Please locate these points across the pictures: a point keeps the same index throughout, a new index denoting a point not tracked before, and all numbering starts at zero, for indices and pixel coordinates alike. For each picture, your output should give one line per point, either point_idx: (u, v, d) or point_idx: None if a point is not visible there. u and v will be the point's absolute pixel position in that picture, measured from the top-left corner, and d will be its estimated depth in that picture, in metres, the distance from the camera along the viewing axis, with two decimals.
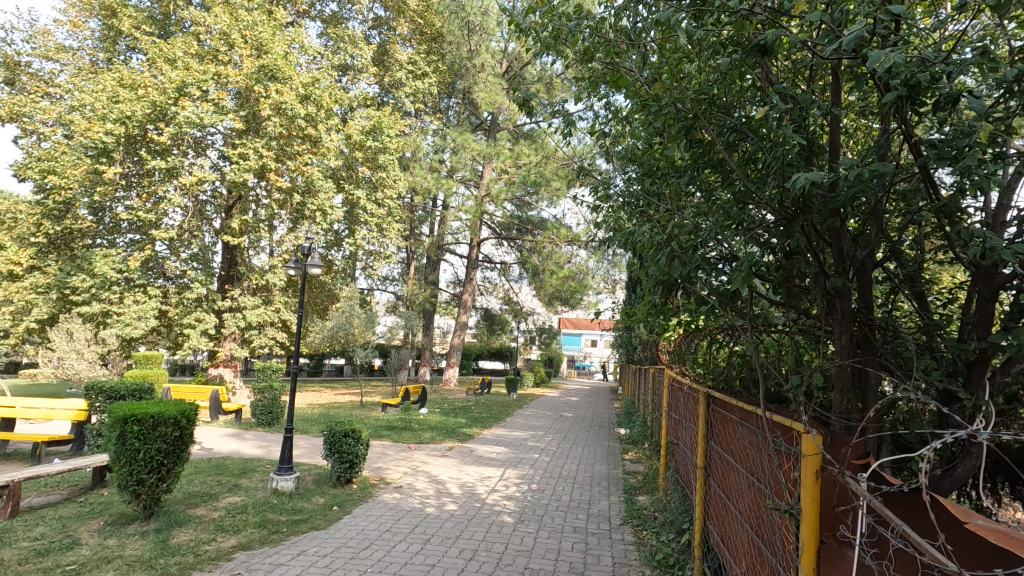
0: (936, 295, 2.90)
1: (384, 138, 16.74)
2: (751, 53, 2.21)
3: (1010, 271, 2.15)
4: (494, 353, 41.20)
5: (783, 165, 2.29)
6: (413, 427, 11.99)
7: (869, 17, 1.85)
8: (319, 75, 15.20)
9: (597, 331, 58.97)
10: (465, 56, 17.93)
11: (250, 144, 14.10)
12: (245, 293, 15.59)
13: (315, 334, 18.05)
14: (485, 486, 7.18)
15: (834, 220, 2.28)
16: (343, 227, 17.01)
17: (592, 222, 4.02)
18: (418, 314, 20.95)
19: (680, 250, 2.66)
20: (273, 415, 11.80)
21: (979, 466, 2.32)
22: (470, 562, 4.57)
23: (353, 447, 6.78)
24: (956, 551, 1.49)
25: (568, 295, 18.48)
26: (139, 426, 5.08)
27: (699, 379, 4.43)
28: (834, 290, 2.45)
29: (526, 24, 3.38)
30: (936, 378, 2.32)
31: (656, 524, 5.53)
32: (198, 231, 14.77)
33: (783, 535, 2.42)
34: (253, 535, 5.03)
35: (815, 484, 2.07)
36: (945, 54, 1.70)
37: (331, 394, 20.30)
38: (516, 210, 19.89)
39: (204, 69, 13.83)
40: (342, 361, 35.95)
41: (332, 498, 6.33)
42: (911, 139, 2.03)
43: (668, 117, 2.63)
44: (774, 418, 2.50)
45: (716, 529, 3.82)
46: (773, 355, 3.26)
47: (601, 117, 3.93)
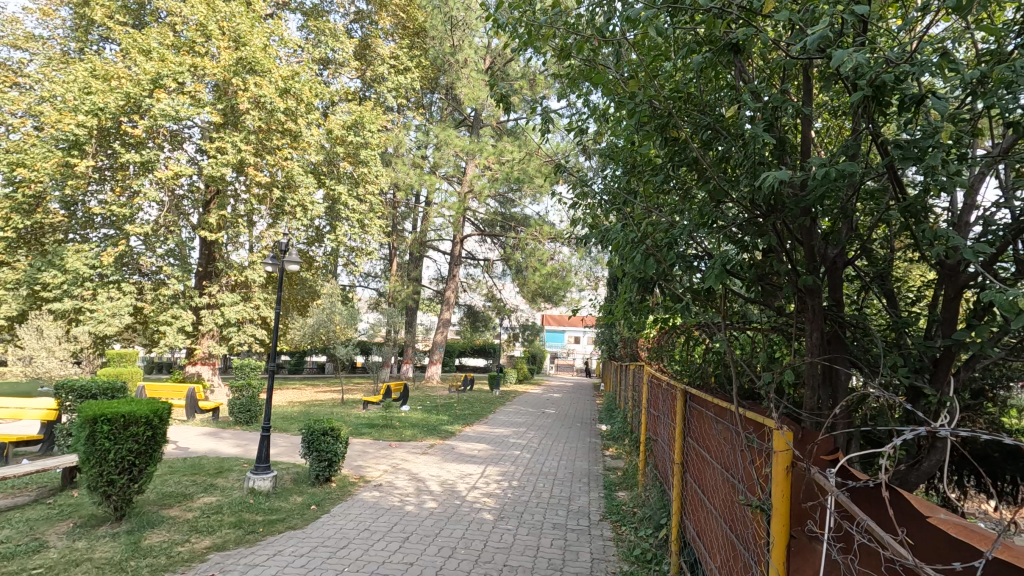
0: (906, 292, 2.96)
1: (365, 133, 16.63)
2: (724, 52, 2.22)
3: (974, 269, 2.21)
4: (478, 350, 41.12)
5: (754, 164, 2.31)
6: (395, 424, 11.92)
7: (835, 17, 1.86)
8: (299, 69, 14.99)
9: (581, 328, 59.20)
10: (448, 52, 17.79)
11: (228, 138, 13.81)
12: (224, 289, 15.34)
13: (296, 331, 17.80)
14: (465, 483, 7.17)
15: (804, 220, 2.32)
16: (324, 223, 16.87)
17: (571, 220, 3.98)
18: (401, 311, 20.81)
19: (656, 248, 2.65)
20: (252, 413, 11.65)
21: (944, 460, 2.40)
22: (449, 560, 4.55)
23: (331, 445, 6.70)
24: (915, 545, 1.51)
25: (551, 292, 18.47)
26: (110, 426, 4.95)
27: (678, 377, 4.47)
28: (806, 289, 2.49)
29: (503, 19, 3.31)
30: (903, 374, 2.38)
31: (635, 520, 5.58)
32: (174, 226, 14.49)
33: (755, 529, 2.46)
34: (228, 536, 4.96)
35: (786, 480, 2.11)
36: (910, 54, 1.70)
37: (312, 392, 20.03)
38: (499, 207, 19.85)
39: (181, 60, 13.54)
40: (323, 358, 35.60)
41: (310, 497, 6.25)
42: (880, 140, 2.05)
43: (644, 116, 2.63)
44: (747, 415, 2.55)
45: (693, 524, 3.85)
46: (747, 352, 3.30)
47: (580, 114, 3.89)
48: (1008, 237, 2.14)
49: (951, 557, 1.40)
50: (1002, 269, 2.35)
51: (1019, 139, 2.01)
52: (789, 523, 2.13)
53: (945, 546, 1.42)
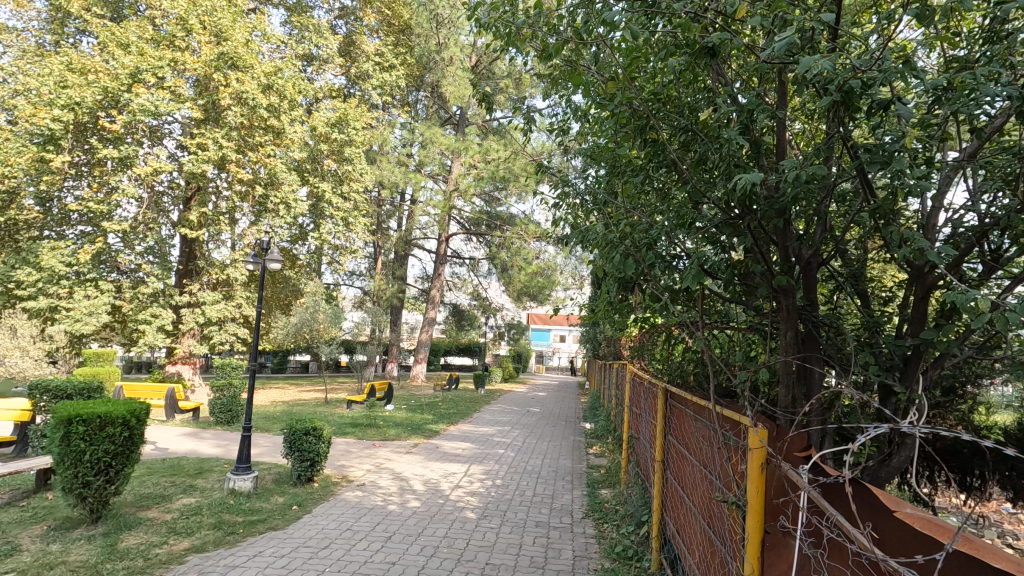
0: (878, 292, 3.02)
1: (350, 130, 16.48)
2: (701, 54, 2.24)
3: (943, 270, 2.26)
4: (463, 349, 40.97)
5: (729, 166, 2.36)
6: (379, 423, 11.85)
7: (805, 24, 1.90)
8: (282, 65, 14.81)
9: (566, 327, 59.48)
10: (433, 49, 17.71)
11: (209, 134, 13.59)
12: (205, 287, 15.11)
13: (278, 330, 17.61)
14: (449, 482, 7.16)
15: (778, 220, 2.37)
16: (307, 221, 16.72)
17: (553, 221, 3.99)
18: (385, 309, 20.69)
19: (635, 248, 2.69)
20: (233, 413, 11.50)
21: (913, 457, 2.47)
22: (431, 559, 4.55)
23: (313, 445, 6.65)
24: (880, 539, 1.56)
25: (536, 291, 18.41)
26: (85, 427, 4.87)
27: (659, 375, 4.52)
28: (780, 288, 2.54)
29: (485, 18, 3.30)
30: (874, 372, 2.44)
31: (617, 517, 5.63)
32: (153, 223, 14.25)
33: (731, 526, 2.51)
34: (208, 537, 4.90)
35: (760, 476, 2.16)
36: (876, 62, 1.74)
37: (294, 392, 19.77)
38: (485, 206, 19.76)
39: (160, 54, 13.28)
40: (307, 357, 35.24)
41: (291, 497, 6.20)
42: (850, 143, 2.11)
43: (623, 117, 2.66)
44: (724, 413, 2.60)
45: (672, 520, 3.90)
46: (724, 350, 3.35)
47: (562, 115, 3.89)
48: (973, 239, 2.20)
49: (913, 551, 1.45)
50: (969, 270, 2.44)
51: (983, 143, 2.07)
52: (763, 519, 2.18)
53: (909, 540, 1.47)
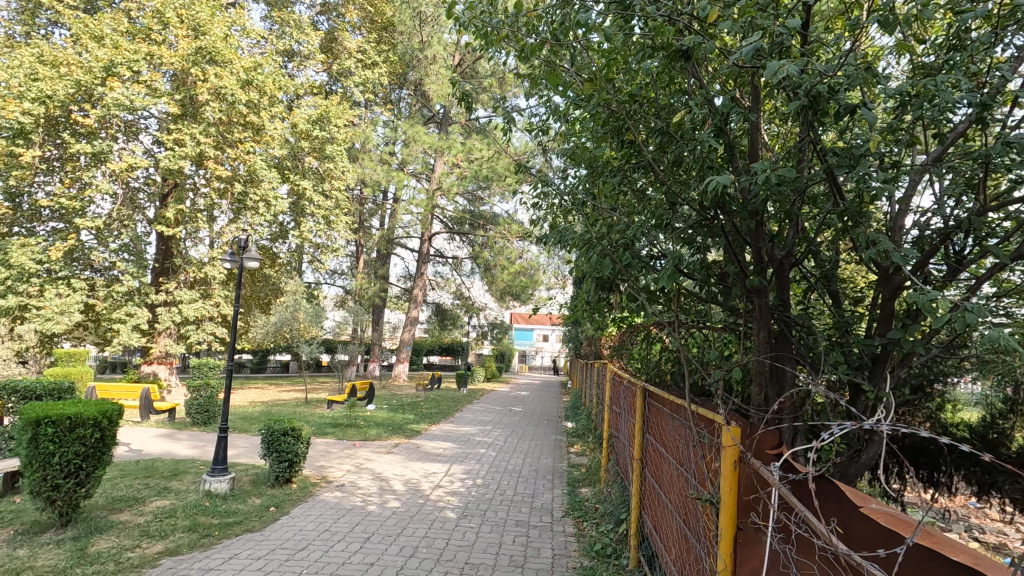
0: (849, 294, 3.08)
1: (331, 127, 16.29)
2: (675, 57, 2.26)
3: (909, 271, 2.32)
4: (445, 349, 40.84)
5: (703, 168, 2.40)
6: (360, 423, 11.73)
7: (771, 30, 1.94)
8: (262, 60, 14.59)
9: (549, 326, 59.69)
10: (416, 47, 17.61)
11: (186, 130, 13.35)
12: (181, 286, 14.82)
13: (258, 330, 17.37)
14: (429, 482, 7.12)
15: (751, 221, 2.41)
16: (288, 219, 16.54)
17: (532, 220, 4.01)
18: (367, 309, 20.51)
19: (612, 248, 2.72)
20: (210, 414, 11.30)
21: (881, 453, 2.54)
22: (410, 559, 4.52)
23: (292, 445, 6.57)
24: (845, 534, 1.59)
25: (519, 290, 18.37)
26: (54, 429, 4.74)
27: (638, 374, 4.56)
28: (753, 288, 2.58)
29: (465, 17, 3.29)
30: (843, 371, 2.50)
31: (596, 515, 5.66)
32: (128, 220, 13.95)
33: (706, 524, 2.54)
34: (182, 540, 4.81)
35: (733, 473, 2.20)
36: (841, 68, 1.79)
37: (274, 392, 19.51)
38: (468, 205, 19.68)
39: (136, 47, 12.98)
40: (287, 357, 34.76)
41: (268, 499, 6.11)
42: (820, 147, 2.16)
43: (600, 119, 2.68)
44: (699, 412, 2.63)
45: (650, 518, 3.94)
46: (700, 349, 3.39)
47: (542, 115, 3.89)
48: (937, 242, 2.27)
49: (876, 545, 1.48)
50: (934, 270, 2.52)
51: (947, 147, 2.13)
52: (735, 516, 2.21)
53: (873, 535, 1.50)
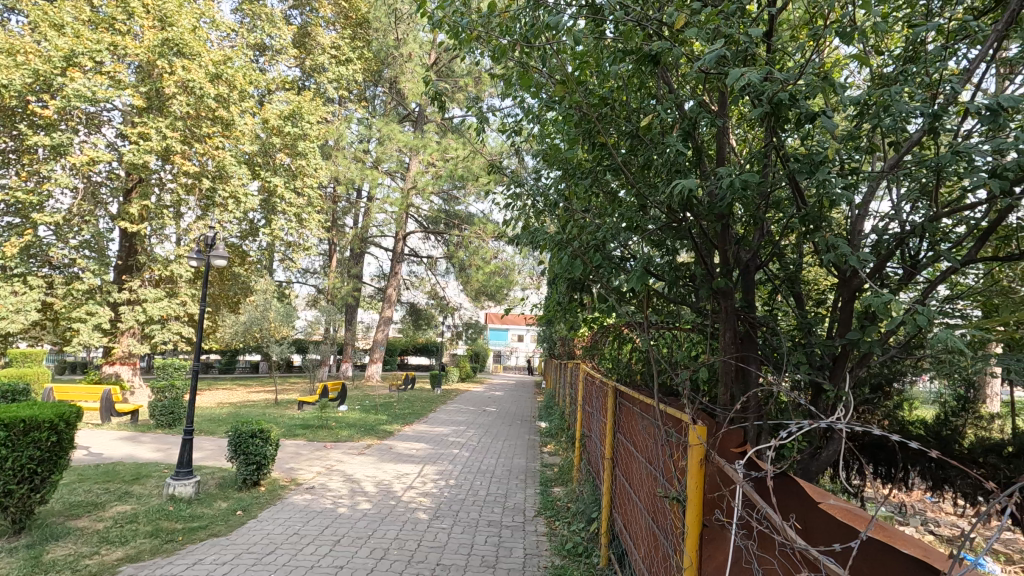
0: (811, 296, 3.16)
1: (304, 124, 16.01)
2: (644, 61, 2.29)
3: (866, 273, 2.40)
4: (420, 349, 40.61)
5: (671, 170, 2.45)
6: (331, 424, 11.57)
7: (735, 37, 1.99)
8: (232, 54, 14.25)
9: (524, 326, 59.92)
10: (392, 45, 17.45)
11: (151, 123, 12.98)
12: (146, 284, 14.39)
13: (226, 329, 16.99)
14: (401, 483, 7.07)
15: (717, 224, 2.46)
16: (258, 217, 16.23)
17: (504, 221, 4.01)
18: (340, 308, 20.26)
19: (583, 249, 2.74)
20: (175, 416, 11.00)
21: (841, 450, 2.62)
22: (381, 561, 4.48)
23: (260, 447, 6.45)
24: (803, 528, 1.64)
25: (494, 290, 18.35)
26: (8, 432, 4.53)
27: (609, 374, 4.61)
28: (720, 290, 2.64)
29: (437, 16, 3.28)
30: (805, 371, 2.56)
31: (568, 514, 5.70)
32: (90, 215, 13.49)
33: (673, 521, 2.58)
34: (144, 546, 4.68)
35: (699, 471, 2.24)
36: (801, 78, 1.84)
37: (243, 393, 19.12)
38: (443, 204, 19.58)
39: (98, 37, 12.55)
40: (256, 357, 34.09)
41: (236, 502, 5.98)
42: (782, 153, 2.23)
43: (571, 121, 2.70)
44: (667, 411, 2.68)
45: (620, 517, 3.98)
46: (668, 350, 3.45)
47: (515, 116, 3.90)
48: (893, 245, 2.36)
49: (833, 539, 1.53)
50: (891, 273, 2.61)
51: (903, 154, 2.21)
52: (700, 513, 2.26)
53: (831, 529, 1.55)
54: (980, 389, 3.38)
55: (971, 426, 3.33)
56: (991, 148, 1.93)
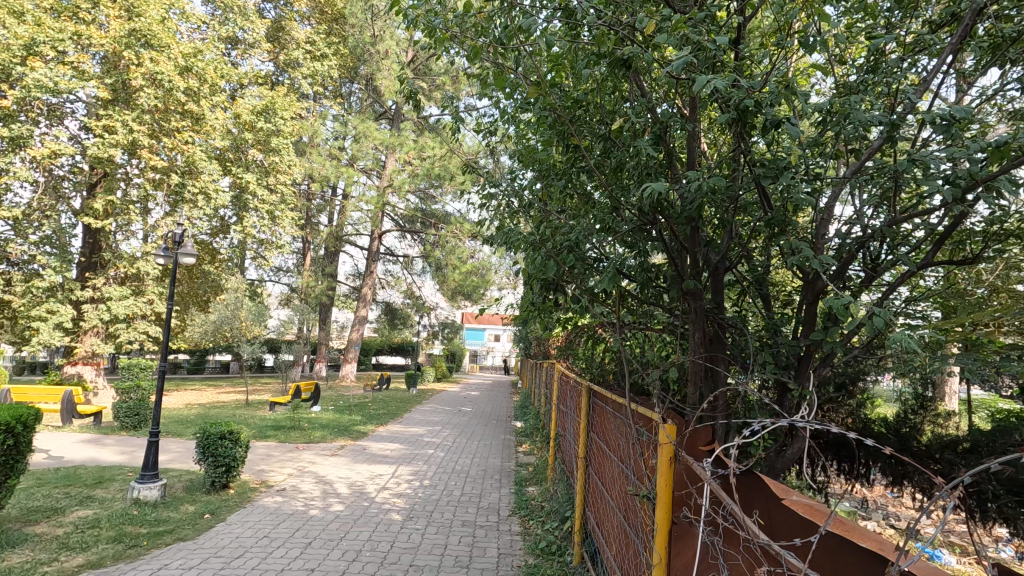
0: (776, 297, 3.24)
1: (277, 119, 15.68)
2: (616, 65, 2.33)
3: (828, 276, 2.48)
4: (395, 349, 40.31)
5: (642, 173, 2.50)
6: (303, 425, 11.39)
7: (702, 45, 2.04)
8: (203, 46, 13.87)
9: (501, 326, 59.88)
10: (368, 41, 17.25)
11: (117, 116, 12.60)
12: (111, 282, 13.96)
13: (195, 329, 16.58)
14: (375, 484, 7.00)
15: (687, 227, 2.51)
16: (229, 214, 15.90)
17: (478, 221, 4.01)
18: (313, 308, 19.94)
19: (556, 250, 2.76)
20: (140, 417, 10.70)
21: (805, 447, 2.69)
22: (353, 563, 4.43)
23: (229, 449, 6.32)
24: (767, 524, 1.69)
25: (471, 290, 18.27)
26: None
27: (584, 374, 4.66)
28: (688, 292, 2.70)
29: (411, 14, 3.25)
30: (770, 371, 2.63)
31: (542, 514, 5.73)
32: (51, 210, 13.03)
33: (644, 518, 2.63)
34: (106, 551, 4.54)
35: (669, 469, 2.28)
36: (764, 85, 1.90)
37: (213, 394, 18.70)
38: (419, 203, 19.44)
39: (61, 26, 12.12)
40: (226, 357, 33.36)
41: (203, 505, 5.84)
42: (750, 157, 2.29)
43: (545, 122, 2.72)
44: (639, 410, 2.72)
45: (593, 515, 4.02)
46: (640, 350, 3.50)
47: (490, 116, 3.90)
48: (854, 248, 2.43)
49: (794, 533, 1.57)
50: (853, 275, 2.69)
51: (867, 160, 2.28)
52: (670, 511, 2.31)
53: (792, 526, 1.60)
54: (938, 388, 3.50)
55: (929, 424, 3.45)
56: (945, 156, 2.01)
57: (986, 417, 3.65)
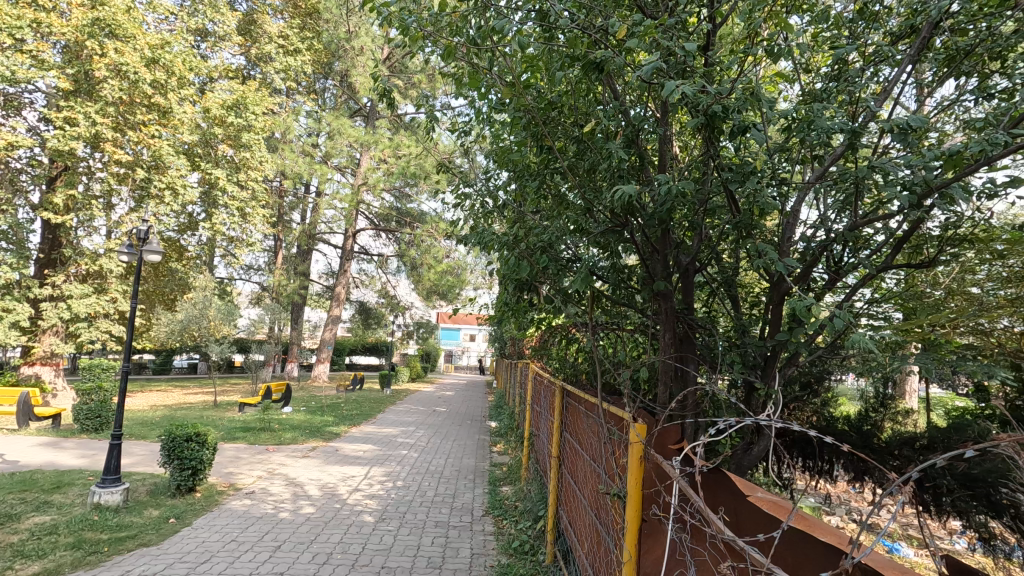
0: (745, 299, 3.31)
1: (248, 114, 15.32)
2: (589, 68, 2.35)
3: (793, 278, 2.54)
4: (369, 349, 39.88)
5: (614, 176, 2.54)
6: (274, 427, 11.18)
7: (672, 50, 2.08)
8: (171, 38, 13.42)
9: (476, 326, 59.79)
10: (342, 37, 17.03)
11: (78, 108, 12.17)
12: (72, 280, 13.47)
13: (160, 328, 16.11)
14: (347, 486, 6.92)
15: (658, 229, 2.55)
16: (198, 210, 15.50)
17: (452, 220, 3.99)
18: (285, 307, 19.58)
19: (530, 251, 2.77)
20: (102, 419, 10.36)
21: (770, 446, 2.77)
22: (323, 567, 4.37)
23: (196, 452, 6.16)
24: (732, 521, 1.73)
25: (446, 290, 18.18)
26: None
27: (558, 374, 4.68)
28: (659, 293, 2.74)
29: (385, 11, 3.21)
30: (737, 370, 2.70)
31: (515, 513, 5.74)
32: (7, 204, 12.51)
33: (614, 516, 2.66)
34: (64, 559, 4.38)
35: (639, 468, 2.32)
36: (732, 92, 1.95)
37: (180, 395, 18.24)
38: (394, 202, 19.28)
39: (20, 13, 11.64)
40: (194, 357, 32.50)
41: (168, 510, 5.69)
42: (718, 161, 2.34)
43: (520, 122, 2.73)
44: (610, 409, 2.75)
45: (566, 514, 4.05)
46: (613, 350, 3.53)
47: (464, 116, 3.88)
48: (818, 251, 2.50)
49: (758, 529, 1.61)
50: (817, 278, 2.77)
51: (831, 166, 2.35)
52: (640, 509, 2.34)
53: (755, 522, 1.64)
54: (898, 387, 3.62)
55: (889, 422, 3.57)
56: (904, 163, 2.09)
57: (942, 415, 3.81)
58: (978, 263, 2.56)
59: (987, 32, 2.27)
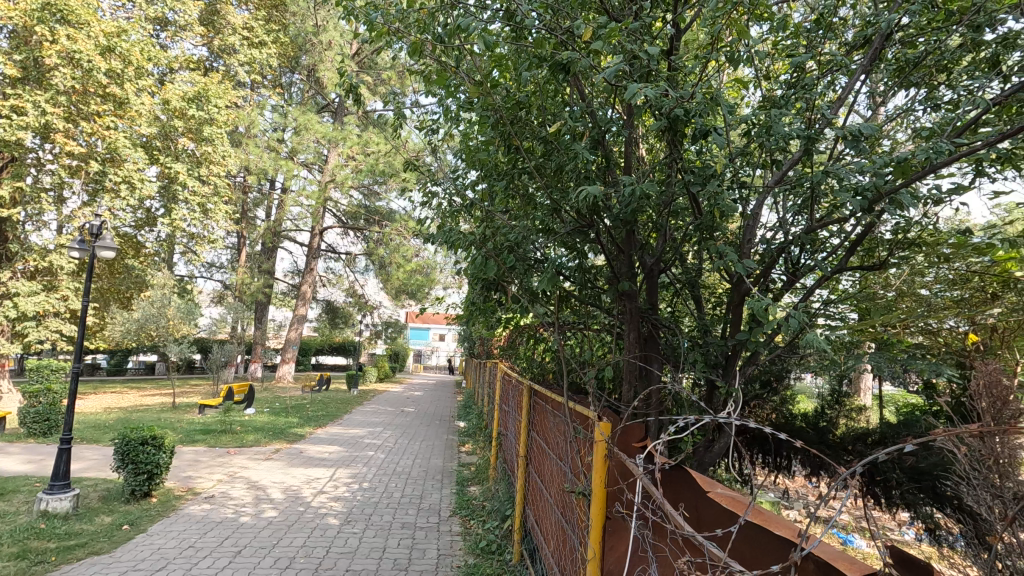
0: (706, 300, 3.38)
1: (210, 107, 14.84)
2: (556, 69, 2.37)
3: (752, 278, 2.62)
4: (335, 348, 39.23)
5: (580, 177, 2.57)
6: (236, 429, 10.88)
7: (636, 54, 2.11)
8: (127, 26, 12.84)
9: (445, 325, 59.49)
10: (310, 31, 16.73)
11: (26, 96, 11.63)
12: (19, 276, 12.85)
13: (114, 328, 15.47)
14: (311, 488, 6.79)
15: (623, 230, 2.59)
16: (156, 205, 14.95)
17: (419, 219, 3.95)
18: (249, 306, 19.04)
19: (497, 251, 2.77)
20: (51, 423, 9.91)
21: (731, 442, 2.84)
22: (285, 571, 4.27)
23: (152, 455, 5.95)
24: (692, 517, 1.76)
25: (415, 289, 18.03)
26: None
27: (525, 374, 4.69)
28: (625, 293, 2.78)
29: (353, 6, 3.18)
30: (699, 368, 2.76)
31: (482, 513, 5.72)
32: None
33: (579, 514, 2.68)
34: (7, 569, 4.17)
35: (603, 466, 2.34)
36: (693, 96, 2.00)
37: (136, 397, 17.60)
38: (362, 199, 19.01)
39: None
40: (152, 358, 31.39)
41: (121, 516, 5.47)
42: (681, 164, 2.39)
43: (485, 122, 2.73)
44: (576, 408, 2.78)
45: (533, 512, 4.07)
46: (580, 349, 3.56)
47: (433, 113, 3.85)
48: (776, 253, 2.58)
49: (716, 525, 1.65)
50: (776, 279, 2.85)
51: (789, 170, 2.42)
52: (604, 506, 2.37)
53: (714, 516, 1.68)
54: (853, 384, 3.76)
55: (844, 418, 3.72)
56: (857, 169, 2.17)
57: (893, 411, 3.96)
58: (926, 265, 2.68)
59: (935, 45, 2.38)
